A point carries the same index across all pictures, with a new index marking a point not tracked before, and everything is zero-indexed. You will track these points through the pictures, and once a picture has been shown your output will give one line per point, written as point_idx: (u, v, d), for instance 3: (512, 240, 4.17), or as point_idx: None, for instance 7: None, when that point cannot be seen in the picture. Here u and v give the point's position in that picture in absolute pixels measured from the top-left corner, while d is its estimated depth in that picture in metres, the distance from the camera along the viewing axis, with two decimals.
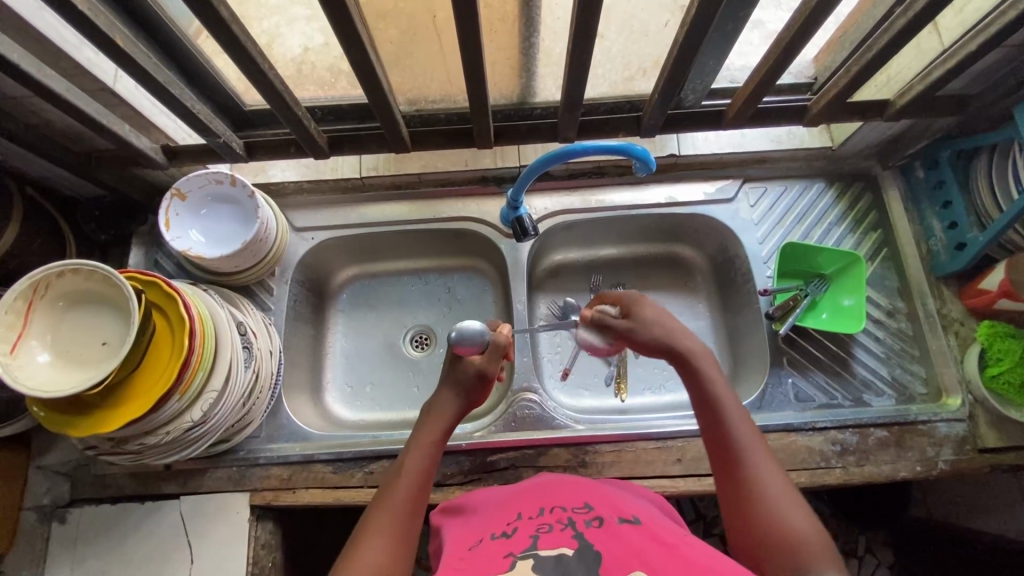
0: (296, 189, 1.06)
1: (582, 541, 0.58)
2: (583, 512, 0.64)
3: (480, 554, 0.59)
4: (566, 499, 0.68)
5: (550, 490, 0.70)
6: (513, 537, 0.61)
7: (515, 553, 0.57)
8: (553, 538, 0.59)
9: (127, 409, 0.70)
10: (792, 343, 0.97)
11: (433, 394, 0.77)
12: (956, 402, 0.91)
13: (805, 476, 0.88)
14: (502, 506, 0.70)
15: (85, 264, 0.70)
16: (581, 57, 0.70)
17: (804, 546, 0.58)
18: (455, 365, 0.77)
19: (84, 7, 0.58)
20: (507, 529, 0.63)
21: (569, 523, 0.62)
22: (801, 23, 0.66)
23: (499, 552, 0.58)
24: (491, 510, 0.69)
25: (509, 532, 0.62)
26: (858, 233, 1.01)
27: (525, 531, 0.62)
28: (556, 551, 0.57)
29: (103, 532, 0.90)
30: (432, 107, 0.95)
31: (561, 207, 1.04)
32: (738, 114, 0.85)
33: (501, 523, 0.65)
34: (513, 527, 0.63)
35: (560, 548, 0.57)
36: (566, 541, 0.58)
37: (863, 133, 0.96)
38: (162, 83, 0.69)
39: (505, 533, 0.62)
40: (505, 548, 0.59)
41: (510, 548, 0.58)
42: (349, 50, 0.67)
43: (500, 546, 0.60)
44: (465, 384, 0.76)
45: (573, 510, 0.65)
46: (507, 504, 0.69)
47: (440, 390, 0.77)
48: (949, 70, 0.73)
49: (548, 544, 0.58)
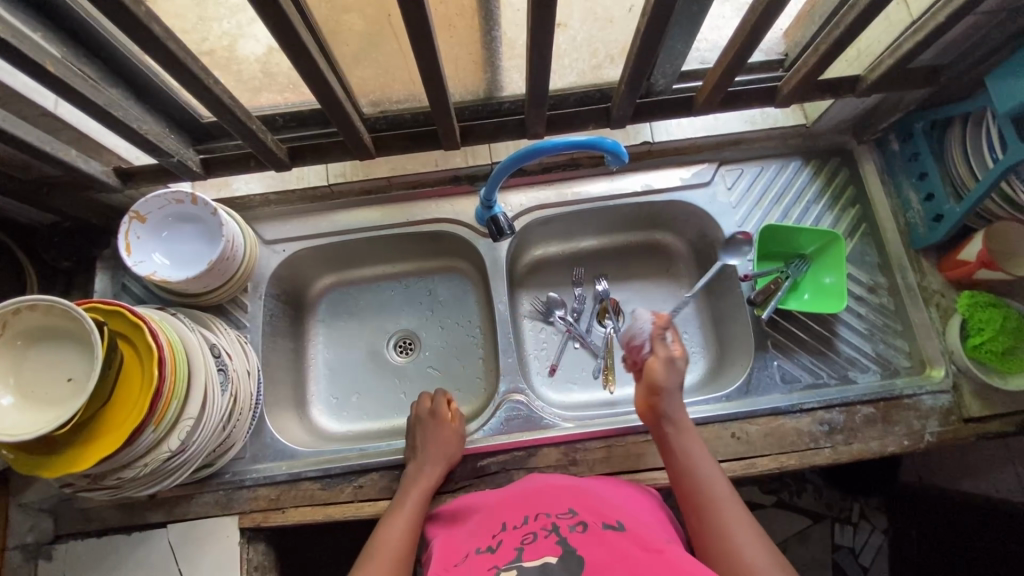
0: (263, 201, 1.02)
1: (566, 547, 0.59)
2: (568, 517, 0.65)
3: (466, 570, 0.60)
4: (550, 502, 0.69)
5: (536, 493, 0.71)
6: (498, 550, 0.62)
7: (500, 565, 0.59)
8: (537, 548, 0.60)
9: (100, 446, 0.68)
10: (776, 326, 0.96)
11: (416, 467, 0.86)
12: (939, 373, 0.92)
13: (794, 458, 0.88)
14: (491, 514, 0.70)
15: (40, 299, 0.67)
16: (543, 52, 0.67)
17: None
18: (433, 429, 0.89)
19: (7, 34, 0.54)
20: (492, 541, 0.64)
21: (553, 529, 0.63)
22: (765, 5, 0.64)
23: (484, 565, 0.60)
24: (480, 520, 0.71)
25: (494, 545, 0.63)
26: (836, 210, 1.00)
27: (509, 543, 0.62)
28: (540, 561, 0.58)
29: (90, 566, 0.88)
30: (397, 107, 0.91)
31: (537, 202, 1.02)
32: (709, 100, 0.83)
33: (487, 536, 0.66)
34: (497, 539, 0.64)
35: (544, 557, 0.58)
36: (549, 549, 0.59)
37: (836, 109, 0.95)
38: (104, 106, 0.65)
39: (490, 547, 0.63)
40: (489, 561, 0.60)
41: (494, 562, 0.60)
42: (299, 63, 0.64)
43: (485, 559, 0.61)
44: (441, 447, 0.87)
45: (557, 515, 0.65)
46: (494, 513, 0.70)
47: (422, 458, 0.86)
48: (918, 44, 0.72)
49: (533, 554, 0.59)
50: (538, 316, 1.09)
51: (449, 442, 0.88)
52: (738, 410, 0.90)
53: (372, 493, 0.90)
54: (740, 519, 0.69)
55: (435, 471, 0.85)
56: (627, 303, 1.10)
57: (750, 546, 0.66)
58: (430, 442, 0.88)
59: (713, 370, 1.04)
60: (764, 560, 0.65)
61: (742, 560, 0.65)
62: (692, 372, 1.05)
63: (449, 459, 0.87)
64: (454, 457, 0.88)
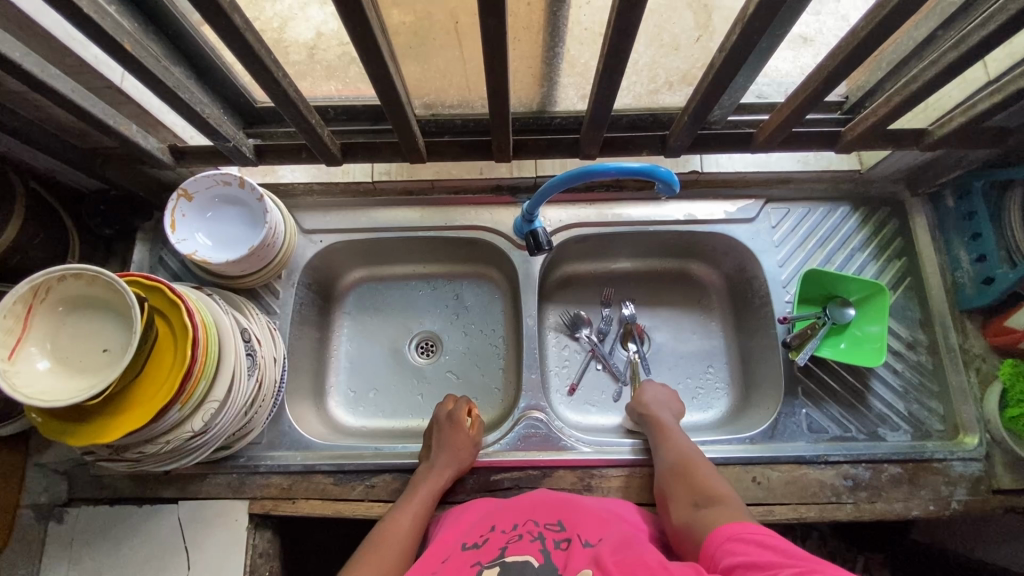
0: (306, 190, 1.03)
1: (547, 557, 0.65)
2: (556, 530, 0.70)
3: (452, 563, 0.67)
4: (541, 510, 0.74)
5: (532, 501, 0.76)
6: (483, 548, 0.68)
7: (483, 562, 0.65)
8: (521, 548, 0.67)
9: (126, 419, 0.68)
10: (809, 372, 0.94)
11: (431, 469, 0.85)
12: (973, 440, 0.89)
13: (814, 510, 0.86)
14: (486, 516, 0.76)
15: (87, 268, 0.68)
16: (613, 77, 0.67)
17: (721, 495, 0.73)
18: (450, 432, 0.88)
19: (93, 11, 0.54)
20: (479, 538, 0.71)
21: (539, 537, 0.69)
22: (845, 54, 0.63)
23: (469, 561, 0.67)
24: (474, 518, 0.76)
25: (480, 543, 0.70)
26: (881, 261, 0.98)
27: (494, 542, 0.69)
28: (521, 559, 0.65)
29: (99, 534, 0.89)
30: (449, 113, 0.91)
31: (576, 220, 1.02)
32: (768, 139, 0.82)
33: (475, 533, 0.72)
34: (485, 538, 0.70)
35: (524, 557, 0.65)
36: (531, 552, 0.66)
37: (894, 159, 0.93)
38: (173, 87, 0.65)
39: (476, 544, 0.70)
40: (474, 557, 0.67)
41: (478, 558, 0.66)
42: (369, 61, 0.64)
43: (470, 555, 0.68)
44: (455, 453, 0.86)
45: (545, 525, 0.71)
46: (488, 514, 0.76)
47: (436, 459, 0.85)
48: (995, 105, 0.70)
49: (515, 552, 0.66)
50: (563, 331, 1.08)
51: (465, 449, 0.87)
52: (761, 455, 0.88)
53: (383, 494, 0.89)
54: (703, 461, 0.80)
55: (445, 476, 0.84)
56: (655, 330, 1.08)
57: (711, 477, 0.77)
58: (444, 446, 0.86)
59: (736, 409, 1.02)
60: (721, 483, 0.76)
61: (705, 482, 0.75)
62: (714, 408, 1.03)
63: (461, 464, 0.86)
64: (467, 462, 0.88)
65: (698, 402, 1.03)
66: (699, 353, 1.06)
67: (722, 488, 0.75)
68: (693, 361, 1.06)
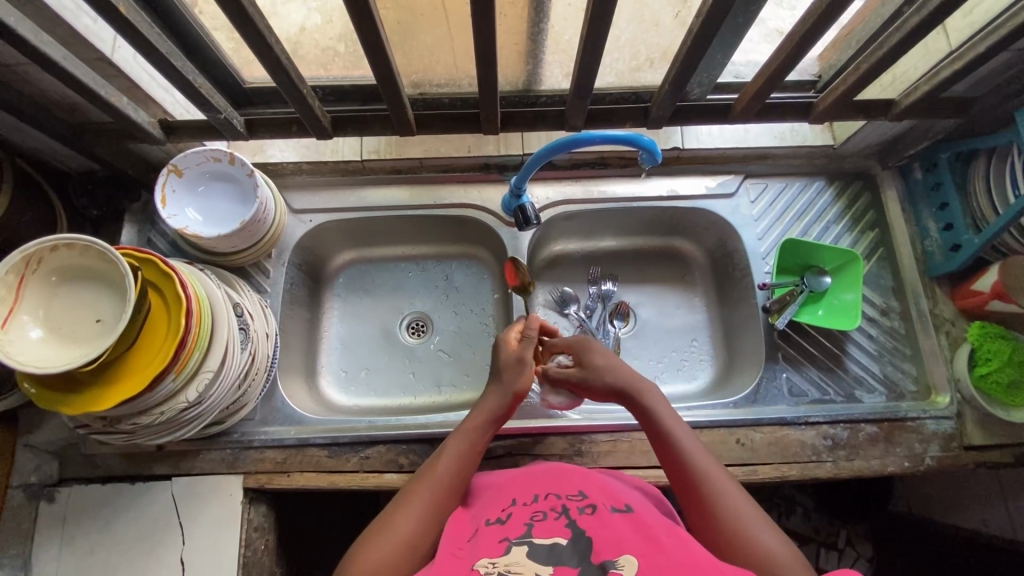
0: (295, 169, 1.04)
1: (574, 530, 0.64)
2: (577, 500, 0.70)
3: (477, 540, 0.65)
4: (560, 483, 0.74)
5: (539, 473, 0.77)
6: (507, 523, 0.67)
7: (510, 538, 0.64)
8: (547, 526, 0.65)
9: (119, 390, 0.69)
10: (788, 339, 0.98)
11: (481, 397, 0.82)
12: (945, 400, 0.93)
13: (797, 469, 0.89)
14: (497, 490, 0.75)
15: (80, 238, 0.68)
16: (596, 46, 0.70)
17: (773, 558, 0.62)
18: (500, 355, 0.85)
19: None
20: (502, 513, 0.69)
21: (563, 511, 0.68)
22: (813, 21, 0.66)
23: (494, 537, 0.65)
24: (489, 493, 0.75)
25: (504, 517, 0.68)
26: (855, 232, 1.02)
27: (519, 517, 0.67)
28: (550, 540, 0.63)
29: (92, 512, 0.88)
30: (436, 91, 0.93)
31: (563, 197, 1.04)
32: (746, 109, 0.85)
33: (496, 508, 0.71)
34: (507, 513, 0.69)
35: (553, 537, 0.64)
36: (559, 530, 0.65)
37: (865, 132, 0.97)
38: (165, 55, 0.67)
39: (499, 519, 0.68)
40: (499, 532, 0.66)
41: (505, 534, 0.65)
42: (361, 31, 0.66)
43: (496, 530, 0.66)
44: (508, 374, 0.82)
45: (567, 497, 0.71)
46: (503, 489, 0.75)
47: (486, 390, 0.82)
48: (956, 71, 0.74)
49: (542, 533, 0.64)
50: (552, 307, 1.10)
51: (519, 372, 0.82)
52: (744, 417, 0.91)
53: (377, 465, 0.90)
54: (744, 506, 0.67)
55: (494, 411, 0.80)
56: (640, 305, 1.11)
57: (761, 533, 0.64)
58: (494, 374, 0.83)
59: (721, 378, 1.05)
60: (771, 537, 0.64)
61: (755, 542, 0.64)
62: (699, 379, 1.06)
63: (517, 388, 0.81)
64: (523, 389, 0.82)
65: (684, 372, 1.06)
66: (684, 327, 1.09)
67: (775, 547, 0.63)
68: (678, 334, 1.09)
